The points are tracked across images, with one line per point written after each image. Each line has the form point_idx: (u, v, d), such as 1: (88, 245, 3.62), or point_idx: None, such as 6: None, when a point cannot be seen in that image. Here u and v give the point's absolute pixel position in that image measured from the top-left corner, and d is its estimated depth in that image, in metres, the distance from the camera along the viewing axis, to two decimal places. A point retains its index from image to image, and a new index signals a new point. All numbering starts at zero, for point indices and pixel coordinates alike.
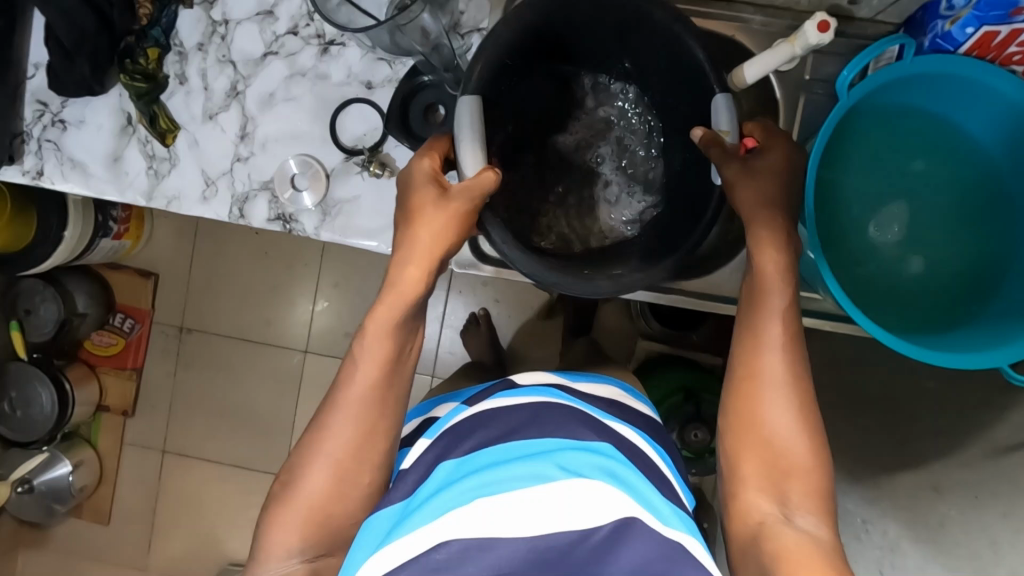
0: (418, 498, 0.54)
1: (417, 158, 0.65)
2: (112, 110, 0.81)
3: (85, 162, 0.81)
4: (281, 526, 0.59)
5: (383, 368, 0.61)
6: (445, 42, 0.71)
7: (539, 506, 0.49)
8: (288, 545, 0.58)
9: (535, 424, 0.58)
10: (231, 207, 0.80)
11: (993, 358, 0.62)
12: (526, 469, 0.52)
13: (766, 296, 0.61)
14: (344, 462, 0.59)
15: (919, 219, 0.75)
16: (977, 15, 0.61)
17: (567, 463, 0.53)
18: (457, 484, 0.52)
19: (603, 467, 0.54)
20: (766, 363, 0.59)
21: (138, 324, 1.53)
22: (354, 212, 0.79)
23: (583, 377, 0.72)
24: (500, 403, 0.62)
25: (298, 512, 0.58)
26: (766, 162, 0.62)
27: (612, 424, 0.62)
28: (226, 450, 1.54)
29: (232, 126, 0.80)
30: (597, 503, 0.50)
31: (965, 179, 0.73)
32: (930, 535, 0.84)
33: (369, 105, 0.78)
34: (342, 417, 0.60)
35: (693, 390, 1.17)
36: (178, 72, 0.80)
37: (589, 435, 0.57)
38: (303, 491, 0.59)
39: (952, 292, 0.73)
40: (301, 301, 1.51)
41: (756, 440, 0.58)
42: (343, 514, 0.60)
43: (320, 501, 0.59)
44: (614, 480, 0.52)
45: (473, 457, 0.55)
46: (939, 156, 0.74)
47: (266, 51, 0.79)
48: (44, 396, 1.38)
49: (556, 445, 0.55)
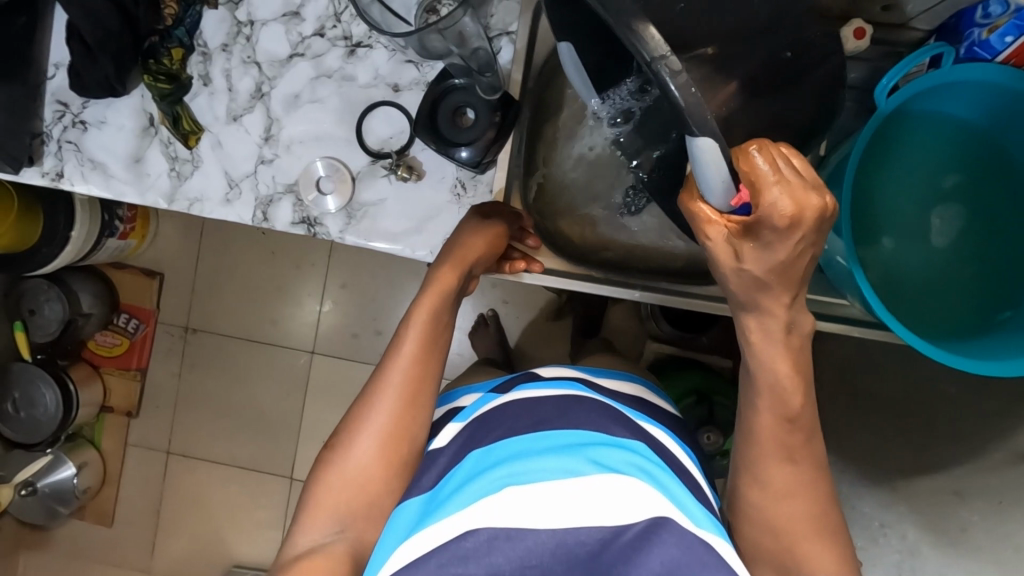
0: (446, 489, 0.54)
1: (468, 215, 0.72)
2: (135, 111, 0.80)
3: (106, 163, 0.80)
4: (320, 493, 0.60)
5: (425, 343, 0.65)
6: (482, 45, 0.71)
7: (570, 499, 0.48)
8: (328, 521, 0.59)
9: (560, 415, 0.58)
10: (254, 210, 0.79)
11: (1018, 366, 0.62)
12: (553, 463, 0.51)
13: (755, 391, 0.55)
14: (390, 432, 0.62)
15: (954, 229, 0.75)
16: (1016, 23, 0.63)
17: (600, 458, 0.52)
18: (486, 473, 0.52)
19: (632, 463, 0.52)
20: (777, 472, 0.56)
21: (143, 324, 1.52)
22: (379, 215, 0.78)
23: (605, 373, 0.74)
24: (527, 393, 0.62)
25: (337, 478, 0.60)
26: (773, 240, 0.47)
27: (642, 423, 0.62)
28: (233, 452, 1.53)
29: (257, 128, 0.79)
30: (630, 501, 0.48)
31: (999, 195, 0.73)
32: (949, 539, 0.85)
33: (396, 109, 0.77)
34: (383, 399, 0.63)
35: (704, 393, 1.16)
36: (202, 73, 0.79)
37: (621, 433, 0.57)
38: (349, 460, 0.61)
39: (973, 304, 0.73)
40: (308, 301, 1.50)
41: (771, 547, 0.56)
42: (381, 482, 0.61)
43: (360, 471, 0.60)
44: (651, 479, 0.51)
45: (498, 447, 0.55)
46: (970, 168, 0.74)
47: (292, 53, 0.78)
48: (49, 396, 1.37)
49: (586, 441, 0.54)
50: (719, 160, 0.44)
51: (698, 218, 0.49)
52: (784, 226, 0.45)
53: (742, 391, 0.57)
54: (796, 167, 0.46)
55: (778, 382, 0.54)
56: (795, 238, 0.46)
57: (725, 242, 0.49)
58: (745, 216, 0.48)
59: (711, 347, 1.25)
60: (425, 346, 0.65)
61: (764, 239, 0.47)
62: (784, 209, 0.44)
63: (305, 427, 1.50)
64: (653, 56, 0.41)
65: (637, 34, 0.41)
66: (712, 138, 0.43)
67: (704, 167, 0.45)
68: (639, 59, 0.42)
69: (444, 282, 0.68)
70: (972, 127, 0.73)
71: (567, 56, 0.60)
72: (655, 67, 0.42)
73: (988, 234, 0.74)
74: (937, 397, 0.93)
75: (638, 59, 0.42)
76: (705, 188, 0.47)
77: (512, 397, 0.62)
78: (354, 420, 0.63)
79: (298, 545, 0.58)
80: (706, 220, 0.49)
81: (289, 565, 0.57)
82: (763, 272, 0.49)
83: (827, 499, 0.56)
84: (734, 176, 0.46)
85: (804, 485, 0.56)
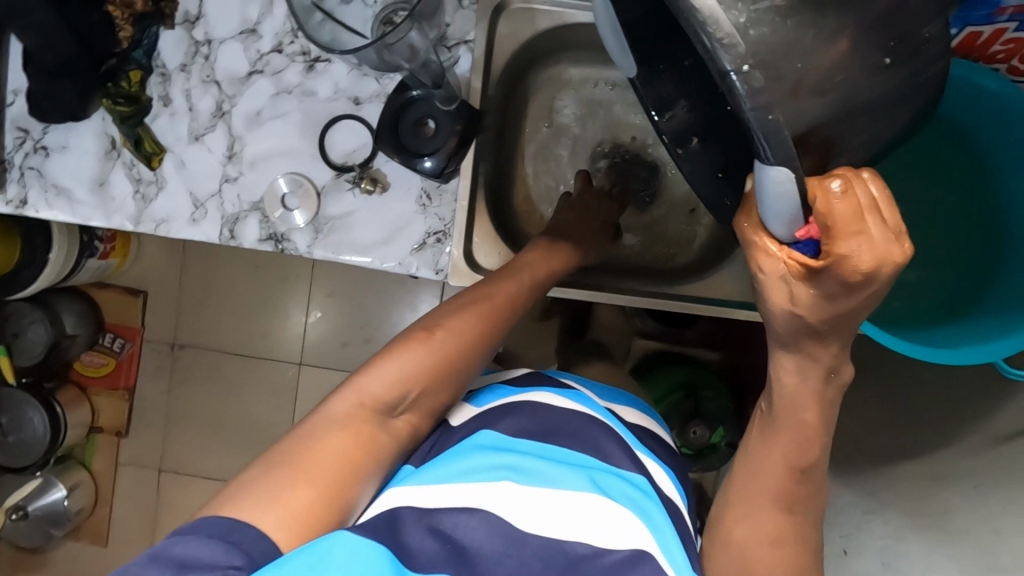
0: (451, 457, 0.55)
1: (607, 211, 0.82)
2: (96, 134, 0.79)
3: (70, 188, 0.80)
4: (399, 370, 0.58)
5: (523, 292, 0.69)
6: (433, 58, 0.71)
7: (565, 510, 0.49)
8: (394, 391, 0.57)
9: (571, 430, 0.59)
10: (220, 228, 0.79)
11: (987, 353, 0.62)
12: (553, 470, 0.53)
13: (778, 427, 0.55)
14: (478, 341, 0.63)
15: (921, 225, 0.76)
16: (961, 16, 0.60)
17: (600, 481, 0.53)
18: (492, 461, 0.54)
19: (632, 496, 0.54)
20: (766, 480, 0.55)
21: (129, 343, 1.51)
22: (347, 227, 0.78)
23: (618, 398, 0.75)
24: (556, 397, 0.63)
25: (424, 352, 0.59)
26: (849, 294, 0.47)
27: (644, 455, 0.63)
28: (228, 466, 1.52)
29: (219, 146, 0.79)
30: (622, 530, 0.49)
31: (973, 197, 0.74)
32: (930, 522, 0.83)
33: (358, 121, 0.77)
34: (484, 311, 0.64)
35: (692, 388, 1.18)
36: (161, 94, 0.79)
37: (626, 464, 0.58)
38: (443, 342, 0.60)
39: (948, 299, 0.73)
40: (295, 311, 1.50)
41: None
42: (441, 394, 0.60)
43: (445, 359, 0.60)
44: (642, 512, 0.52)
45: (515, 443, 0.56)
46: (936, 167, 0.76)
47: (251, 70, 0.78)
48: (37, 418, 1.37)
49: (593, 464, 0.56)
50: (790, 192, 0.45)
51: (758, 247, 0.50)
52: (854, 280, 0.46)
53: (756, 431, 0.57)
54: (877, 221, 0.45)
55: (804, 430, 0.54)
56: (864, 292, 0.47)
57: (779, 277, 0.50)
58: (809, 256, 0.48)
59: (698, 338, 1.23)
60: (521, 293, 0.69)
61: (829, 288, 0.48)
62: (858, 264, 0.45)
63: None
64: (726, 67, 0.42)
65: (716, 36, 0.41)
66: (788, 169, 0.44)
67: (769, 195, 0.46)
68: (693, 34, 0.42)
69: (542, 262, 0.73)
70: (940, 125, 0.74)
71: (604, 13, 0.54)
72: (730, 78, 0.42)
73: (963, 235, 0.74)
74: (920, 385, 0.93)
75: (710, 68, 0.43)
76: (768, 215, 0.48)
77: (530, 397, 0.62)
78: (449, 323, 0.62)
79: (350, 398, 0.55)
80: (766, 250, 0.50)
81: (341, 424, 0.54)
82: (816, 320, 0.49)
83: (808, 523, 0.55)
84: (806, 210, 0.46)
85: (780, 491, 0.55)
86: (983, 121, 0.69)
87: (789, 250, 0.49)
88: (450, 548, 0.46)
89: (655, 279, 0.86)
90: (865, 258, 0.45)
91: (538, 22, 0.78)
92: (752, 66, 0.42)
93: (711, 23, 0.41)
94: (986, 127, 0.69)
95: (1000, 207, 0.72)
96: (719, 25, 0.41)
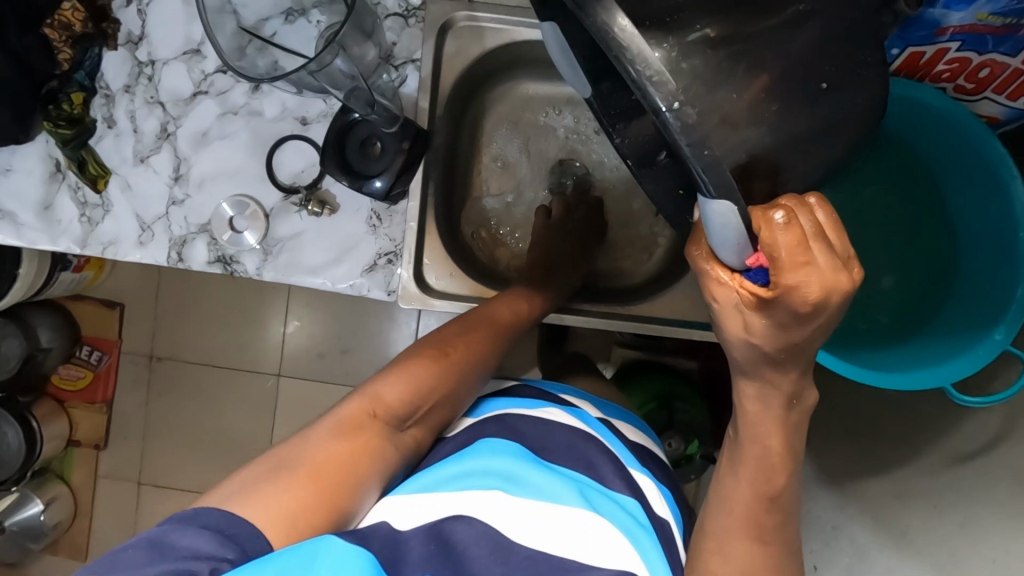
0: (446, 467, 0.53)
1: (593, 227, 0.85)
2: (41, 156, 0.78)
3: (15, 211, 0.79)
4: (415, 383, 0.57)
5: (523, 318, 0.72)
6: (361, 84, 0.68)
7: (558, 526, 0.46)
8: (407, 404, 0.56)
9: (565, 447, 0.56)
10: (169, 251, 0.78)
11: (936, 378, 0.65)
12: (544, 483, 0.50)
13: (742, 456, 0.50)
14: (485, 358, 0.64)
15: (884, 245, 0.81)
16: (900, 37, 0.61)
17: (595, 501, 0.50)
18: (487, 471, 0.51)
19: (626, 520, 0.50)
20: (736, 512, 0.50)
21: (106, 355, 1.49)
22: (298, 248, 0.77)
23: (620, 412, 0.71)
24: (549, 412, 0.60)
25: (441, 366, 0.60)
26: (803, 325, 0.42)
27: (640, 474, 0.59)
28: (204, 479, 1.50)
29: (165, 168, 0.78)
30: (613, 552, 0.45)
31: (933, 220, 0.78)
32: (898, 540, 0.82)
33: (305, 141, 0.76)
34: (492, 331, 0.67)
35: (665, 400, 1.09)
36: (106, 116, 0.78)
37: (620, 487, 0.54)
38: (459, 357, 0.62)
39: (903, 311, 0.78)
40: (273, 322, 1.48)
41: None
42: (445, 412, 0.60)
43: (459, 375, 0.61)
44: (634, 539, 0.48)
45: (509, 452, 0.54)
46: (900, 188, 0.80)
47: (196, 91, 0.77)
48: (10, 433, 1.36)
49: (587, 483, 0.52)
50: (733, 225, 0.41)
51: (708, 275, 0.46)
52: (804, 312, 0.41)
53: (727, 461, 0.52)
54: (824, 244, 0.40)
55: (769, 457, 0.49)
56: (814, 323, 0.42)
57: (732, 305, 0.45)
58: (760, 285, 0.43)
59: (677, 346, 1.14)
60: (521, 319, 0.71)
61: (780, 318, 0.43)
62: (806, 295, 0.40)
63: None
64: (659, 104, 0.39)
65: (645, 74, 0.39)
66: (730, 201, 0.40)
67: (715, 228, 0.42)
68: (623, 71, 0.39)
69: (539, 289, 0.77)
70: (904, 149, 0.78)
71: (552, 36, 0.50)
72: (664, 118, 0.39)
73: (915, 244, 0.79)
74: (892, 397, 0.91)
75: (642, 104, 0.40)
76: (715, 242, 0.44)
77: (526, 410, 0.60)
78: (460, 345, 0.63)
79: (363, 404, 0.54)
80: (716, 279, 0.45)
81: (350, 432, 0.52)
82: (773, 349, 0.44)
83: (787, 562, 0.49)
84: (753, 239, 0.41)
85: (750, 522, 0.49)
86: (934, 144, 0.73)
87: (740, 277, 0.44)
88: (435, 547, 0.45)
89: (621, 297, 0.83)
90: (808, 285, 0.40)
91: (487, 39, 0.77)
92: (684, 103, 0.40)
93: (641, 63, 0.38)
94: (939, 153, 0.73)
95: (951, 231, 0.76)
96: (648, 62, 0.39)
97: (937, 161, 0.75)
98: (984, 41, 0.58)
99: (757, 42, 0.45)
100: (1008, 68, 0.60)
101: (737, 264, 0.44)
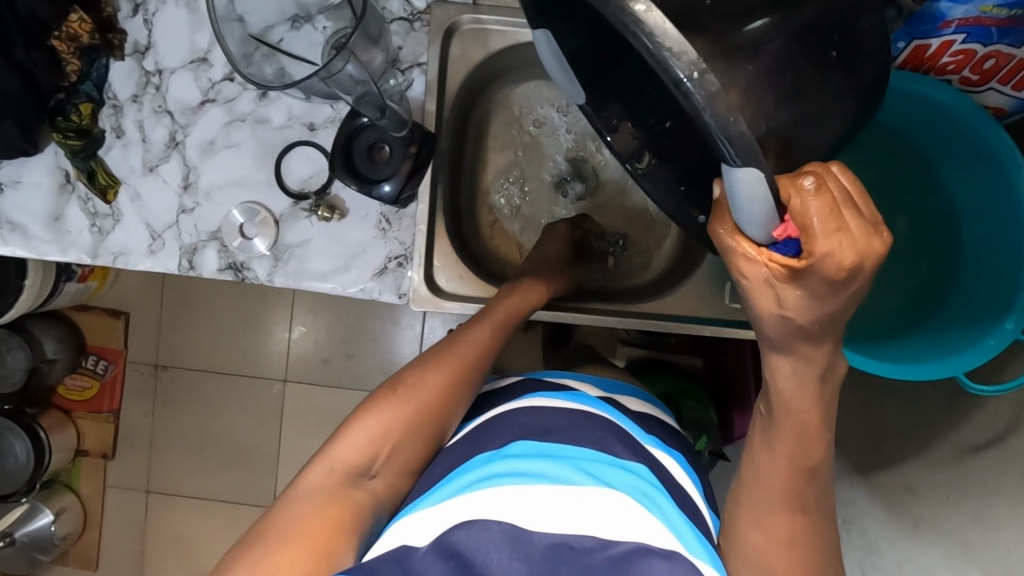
0: (449, 482, 0.52)
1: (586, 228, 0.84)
2: (50, 168, 0.79)
3: (25, 223, 0.79)
4: (367, 429, 0.57)
5: (498, 328, 0.68)
6: (372, 88, 0.68)
7: (568, 509, 0.46)
8: (365, 449, 0.56)
9: (568, 428, 0.56)
10: (179, 259, 0.78)
11: (950, 367, 0.65)
12: (554, 469, 0.50)
13: (777, 430, 0.50)
14: (453, 381, 0.61)
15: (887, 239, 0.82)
16: (905, 32, 0.62)
17: (598, 473, 0.50)
18: (489, 474, 0.50)
19: (638, 488, 0.50)
20: (771, 483, 0.50)
21: (112, 364, 1.49)
22: (306, 254, 0.77)
23: (621, 387, 0.71)
24: (539, 401, 0.60)
25: (398, 404, 0.58)
26: (840, 297, 0.43)
27: (652, 448, 0.59)
28: (212, 486, 1.51)
29: (174, 176, 0.78)
30: (627, 523, 0.45)
31: (937, 210, 0.79)
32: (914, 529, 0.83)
33: (314, 148, 0.77)
34: (456, 351, 0.64)
35: (671, 397, 1.06)
36: (114, 126, 0.78)
37: (625, 454, 0.54)
38: (416, 389, 0.60)
39: (910, 303, 0.79)
40: (278, 329, 1.47)
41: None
42: (415, 447, 0.58)
43: (422, 405, 0.59)
44: (650, 504, 0.49)
45: (510, 450, 0.53)
46: (899, 184, 0.82)
47: (203, 99, 0.78)
48: (19, 445, 1.35)
49: (587, 456, 0.52)
50: (765, 193, 0.40)
51: (734, 250, 0.45)
52: (841, 280, 0.41)
53: (756, 451, 0.52)
54: (853, 207, 0.41)
55: (807, 432, 0.49)
56: (849, 289, 0.42)
57: (764, 281, 0.45)
58: (791, 257, 0.43)
59: (682, 343, 1.15)
60: (498, 329, 0.68)
61: (814, 288, 0.43)
62: (841, 261, 0.40)
63: (284, 454, 1.49)
64: (679, 76, 0.36)
65: (664, 47, 0.36)
66: (756, 168, 0.39)
67: (745, 197, 0.40)
68: (638, 47, 0.37)
69: (533, 293, 0.74)
70: (903, 144, 0.80)
71: (545, 45, 0.51)
72: (685, 90, 0.37)
73: (916, 237, 0.81)
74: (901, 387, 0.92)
75: (662, 78, 0.37)
76: (742, 215, 0.42)
77: (523, 404, 0.60)
78: (411, 377, 0.61)
79: (327, 461, 0.55)
80: (744, 254, 0.45)
81: (313, 492, 0.53)
82: (807, 322, 0.44)
83: (824, 542, 0.49)
84: (782, 210, 0.41)
85: (786, 491, 0.50)
86: (933, 137, 0.75)
87: (769, 252, 0.44)
88: (454, 564, 0.43)
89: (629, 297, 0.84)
90: (845, 252, 0.40)
91: (492, 41, 0.78)
92: (706, 70, 0.36)
93: (658, 37, 0.36)
94: (938, 146, 0.75)
95: (953, 225, 0.77)
96: (666, 34, 0.36)
97: (937, 154, 0.76)
98: (990, 33, 0.59)
99: (768, 37, 0.45)
100: (1013, 58, 0.61)
101: (767, 237, 0.43)
